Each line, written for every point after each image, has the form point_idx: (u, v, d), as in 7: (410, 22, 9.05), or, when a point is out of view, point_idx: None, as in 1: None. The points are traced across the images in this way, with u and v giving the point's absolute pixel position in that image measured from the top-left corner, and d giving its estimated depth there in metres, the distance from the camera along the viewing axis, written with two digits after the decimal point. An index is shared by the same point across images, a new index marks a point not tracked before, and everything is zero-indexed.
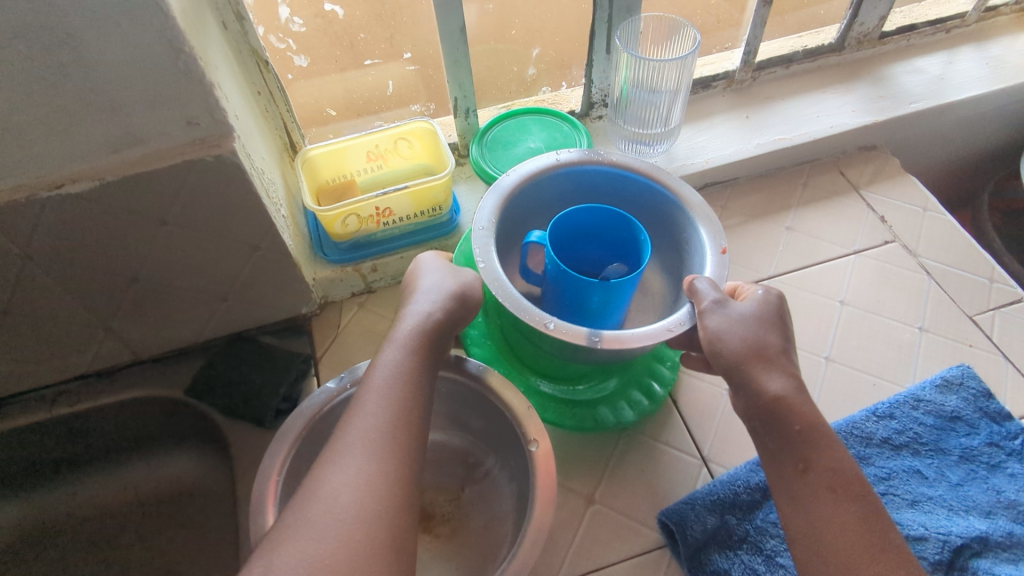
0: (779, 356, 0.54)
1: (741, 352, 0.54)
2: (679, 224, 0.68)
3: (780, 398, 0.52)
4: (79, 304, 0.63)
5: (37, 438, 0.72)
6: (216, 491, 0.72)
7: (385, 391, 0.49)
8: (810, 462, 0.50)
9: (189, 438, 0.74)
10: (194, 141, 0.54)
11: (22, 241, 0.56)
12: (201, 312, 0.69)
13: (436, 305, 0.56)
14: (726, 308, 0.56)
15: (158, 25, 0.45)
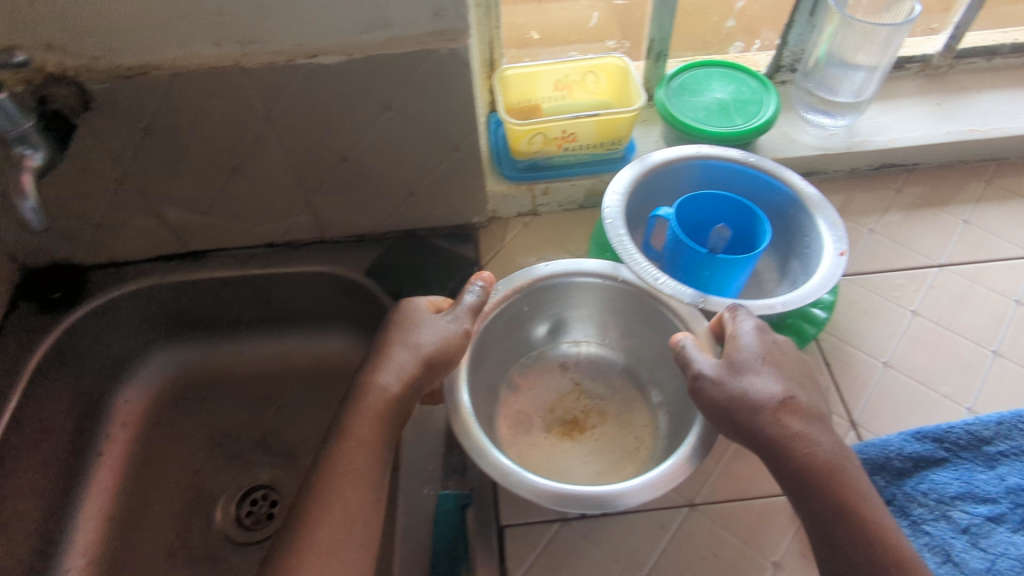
0: (777, 416, 0.51)
1: (736, 416, 0.51)
2: (803, 227, 0.67)
3: (793, 446, 0.49)
4: (292, 175, 0.69)
5: (224, 294, 0.79)
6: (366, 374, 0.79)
7: (348, 489, 0.50)
8: (835, 546, 0.47)
9: (351, 318, 0.80)
10: (434, 33, 0.58)
11: (268, 104, 0.62)
12: (389, 203, 0.74)
13: (398, 378, 0.54)
14: (706, 375, 0.53)
15: None
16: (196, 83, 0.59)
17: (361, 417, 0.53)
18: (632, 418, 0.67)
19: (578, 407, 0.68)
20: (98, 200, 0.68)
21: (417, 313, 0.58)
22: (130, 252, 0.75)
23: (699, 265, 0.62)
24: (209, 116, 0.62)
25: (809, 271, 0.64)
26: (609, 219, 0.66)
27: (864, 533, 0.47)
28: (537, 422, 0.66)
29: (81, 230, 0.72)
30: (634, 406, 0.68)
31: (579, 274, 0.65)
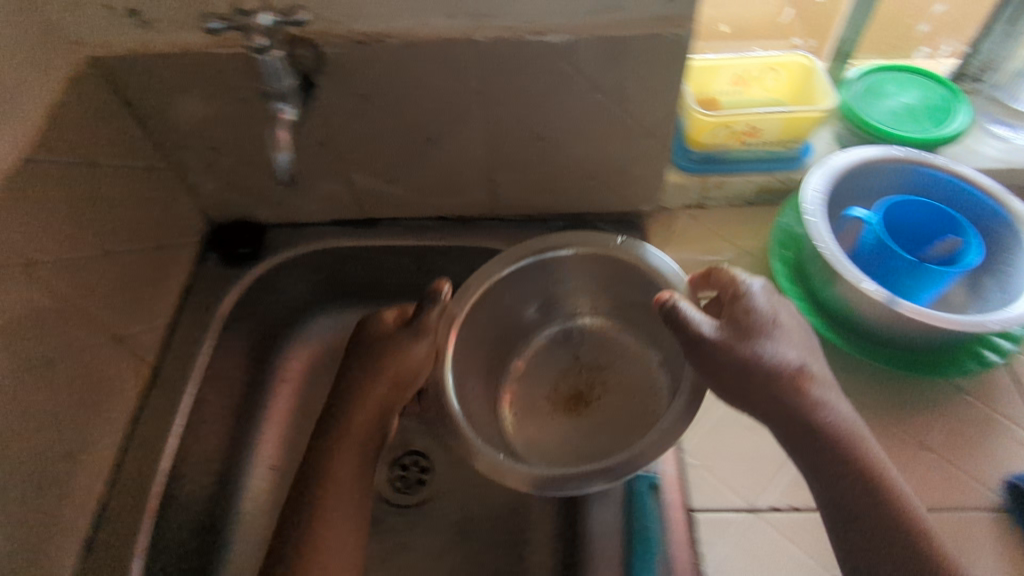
0: (768, 371, 0.52)
1: (717, 367, 0.52)
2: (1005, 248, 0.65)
3: (802, 408, 0.52)
4: (483, 150, 0.71)
5: (393, 262, 0.81)
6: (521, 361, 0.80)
7: (348, 450, 0.59)
8: (859, 521, 0.49)
9: None
10: (661, 18, 0.59)
11: (482, 79, 0.63)
12: (566, 185, 0.75)
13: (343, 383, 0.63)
14: (707, 337, 0.51)
15: None
16: (423, 54, 0.60)
17: (358, 395, 0.62)
18: (635, 401, 0.65)
19: (586, 381, 0.69)
20: (297, 162, 0.71)
21: (396, 317, 0.66)
22: (312, 215, 0.78)
23: (899, 268, 0.62)
24: (424, 87, 0.63)
25: (1013, 290, 0.62)
26: (807, 206, 0.67)
27: (878, 493, 0.49)
28: (544, 403, 0.68)
29: (271, 190, 0.75)
30: (634, 369, 0.68)
31: (552, 252, 0.66)
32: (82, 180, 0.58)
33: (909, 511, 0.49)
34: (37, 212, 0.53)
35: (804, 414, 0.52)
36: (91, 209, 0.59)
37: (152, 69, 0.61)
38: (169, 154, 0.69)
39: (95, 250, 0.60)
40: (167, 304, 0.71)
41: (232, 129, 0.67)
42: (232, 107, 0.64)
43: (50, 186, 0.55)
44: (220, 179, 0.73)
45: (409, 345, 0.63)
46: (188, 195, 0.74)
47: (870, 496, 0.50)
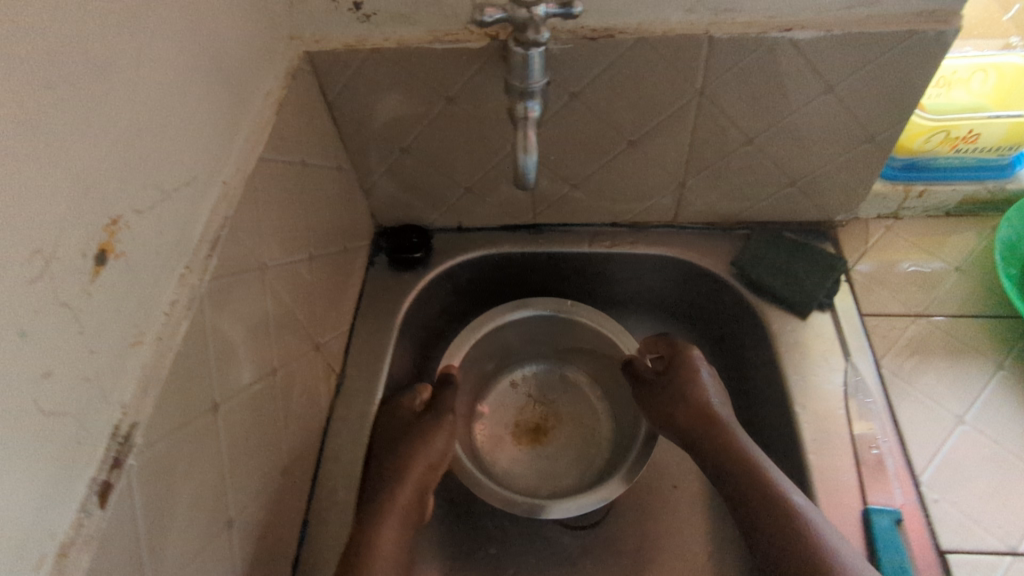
0: (692, 414, 0.62)
1: (694, 424, 0.62)
2: None
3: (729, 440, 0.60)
4: (684, 155, 0.67)
5: (561, 269, 0.78)
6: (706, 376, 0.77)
7: (389, 516, 0.55)
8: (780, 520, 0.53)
9: (687, 306, 0.79)
10: (923, 13, 0.54)
11: (708, 79, 0.59)
12: (760, 192, 0.71)
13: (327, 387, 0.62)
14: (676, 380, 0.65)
15: None
16: (656, 51, 0.56)
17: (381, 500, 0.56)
18: (590, 431, 0.78)
19: (538, 415, 0.79)
20: (485, 163, 0.68)
21: (464, 341, 0.73)
22: (485, 219, 0.75)
23: None
24: (642, 87, 0.59)
25: None
26: None
27: (773, 513, 0.53)
28: (507, 435, 0.77)
29: (449, 192, 0.72)
30: (584, 402, 0.80)
31: (527, 309, 0.76)
32: (297, 185, 0.56)
33: (825, 549, 0.50)
34: (266, 217, 0.50)
35: (718, 451, 0.59)
36: (301, 213, 0.57)
37: (363, 66, 0.57)
38: (356, 154, 0.67)
39: (303, 256, 0.57)
40: (347, 310, 0.68)
41: (428, 129, 0.64)
42: (435, 106, 0.61)
43: (275, 189, 0.52)
44: (399, 180, 0.70)
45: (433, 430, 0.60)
46: (364, 196, 0.72)
47: (787, 531, 0.52)
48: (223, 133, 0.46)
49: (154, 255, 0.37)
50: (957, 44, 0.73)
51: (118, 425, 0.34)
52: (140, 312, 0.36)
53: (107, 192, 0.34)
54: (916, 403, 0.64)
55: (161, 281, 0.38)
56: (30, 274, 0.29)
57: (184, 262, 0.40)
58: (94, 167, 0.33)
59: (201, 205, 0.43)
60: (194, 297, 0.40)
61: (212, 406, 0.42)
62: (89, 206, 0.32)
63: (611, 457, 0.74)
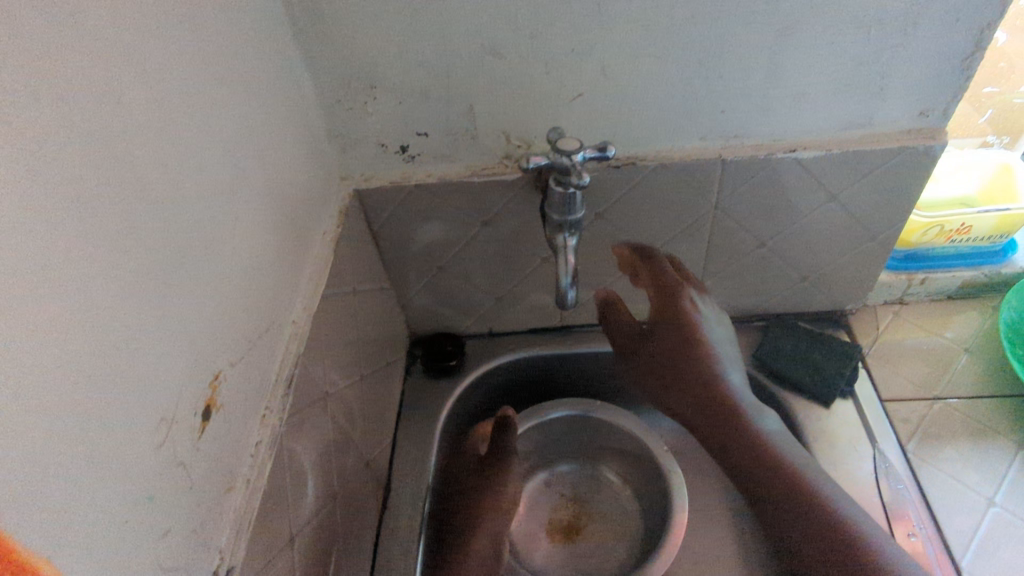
0: (695, 371, 0.67)
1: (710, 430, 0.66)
2: None
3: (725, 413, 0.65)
4: (702, 258, 0.71)
5: (588, 367, 0.82)
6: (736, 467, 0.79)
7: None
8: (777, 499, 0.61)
9: None
10: (911, 131, 0.60)
11: (722, 194, 0.64)
12: (774, 288, 0.75)
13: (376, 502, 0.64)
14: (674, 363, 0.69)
15: (986, 23, 0.51)
16: (674, 174, 0.62)
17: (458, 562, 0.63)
18: (621, 523, 0.78)
19: (568, 513, 0.80)
20: (516, 275, 0.72)
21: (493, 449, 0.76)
22: (515, 323, 0.79)
23: None
24: (662, 204, 0.65)
25: None
26: None
27: (768, 472, 0.61)
28: (541, 535, 0.78)
29: (481, 302, 0.76)
30: (613, 498, 0.80)
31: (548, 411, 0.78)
32: (348, 311, 0.60)
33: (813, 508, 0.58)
34: (327, 346, 0.54)
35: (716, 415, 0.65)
36: (352, 336, 0.60)
37: (407, 199, 0.63)
38: (396, 274, 0.71)
39: (355, 376, 0.61)
40: (389, 422, 0.71)
41: (464, 248, 0.69)
42: (472, 228, 0.66)
43: (333, 319, 0.56)
44: (435, 294, 0.75)
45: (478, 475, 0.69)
46: (401, 311, 0.76)
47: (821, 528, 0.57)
48: (292, 276, 0.50)
49: (244, 399, 0.41)
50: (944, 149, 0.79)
51: (217, 569, 0.36)
52: (233, 457, 0.39)
53: (210, 351, 0.37)
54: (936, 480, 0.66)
55: (249, 423, 0.41)
56: (157, 439, 0.32)
57: (264, 402, 0.43)
58: (201, 330, 0.36)
59: (277, 346, 0.46)
60: (274, 435, 0.43)
61: (287, 538, 0.44)
62: (198, 366, 0.36)
63: (643, 550, 0.74)
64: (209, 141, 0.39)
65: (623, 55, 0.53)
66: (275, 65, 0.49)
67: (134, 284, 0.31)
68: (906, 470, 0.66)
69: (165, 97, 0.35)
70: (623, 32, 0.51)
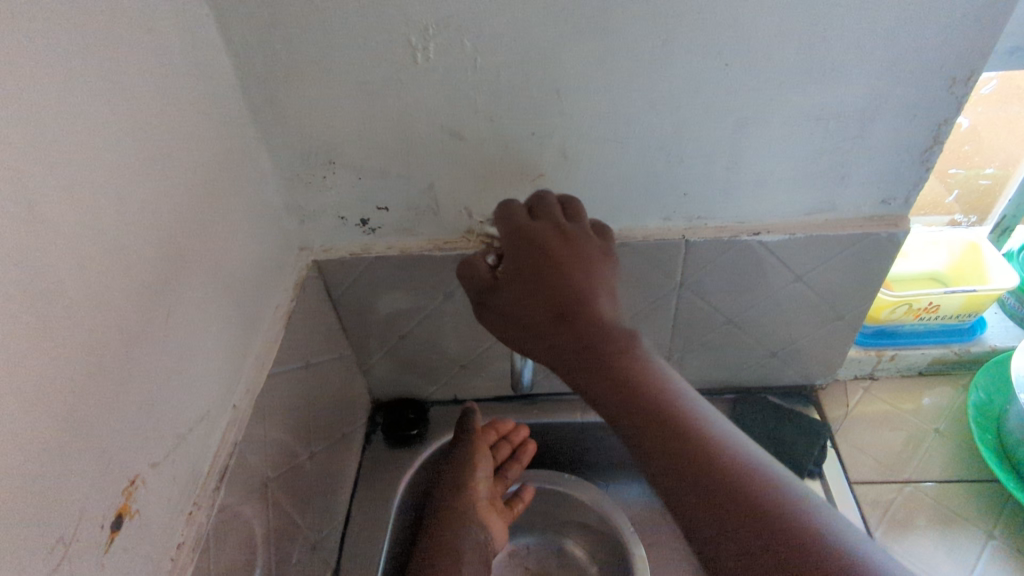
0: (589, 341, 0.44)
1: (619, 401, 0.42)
2: None
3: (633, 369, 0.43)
4: (670, 332, 0.70)
5: (555, 436, 0.80)
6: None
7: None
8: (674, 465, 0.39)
9: None
10: (873, 218, 0.60)
11: (687, 272, 0.64)
12: (743, 362, 0.74)
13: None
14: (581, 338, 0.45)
15: (943, 120, 0.51)
16: (639, 254, 0.61)
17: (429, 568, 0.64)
18: None
19: None
20: (480, 345, 0.71)
21: None
22: (481, 391, 0.77)
23: None
24: (627, 280, 0.64)
25: None
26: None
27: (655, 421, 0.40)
28: None
29: (446, 370, 0.74)
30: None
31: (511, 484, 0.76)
32: (300, 385, 0.58)
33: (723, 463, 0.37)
34: (271, 427, 0.52)
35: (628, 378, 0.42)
36: (303, 412, 0.58)
37: (368, 270, 0.62)
38: (357, 341, 0.70)
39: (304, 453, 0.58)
40: (343, 494, 0.68)
41: (427, 318, 0.67)
42: (434, 299, 0.65)
43: (280, 397, 0.54)
44: (398, 361, 0.73)
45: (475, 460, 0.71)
46: (363, 377, 0.74)
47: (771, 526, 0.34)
48: (236, 357, 0.48)
49: (167, 500, 0.39)
50: (911, 226, 0.80)
51: None
52: (149, 566, 0.37)
53: (129, 455, 0.35)
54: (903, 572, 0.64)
55: (172, 525, 0.39)
56: (53, 564, 0.30)
57: (192, 499, 0.41)
58: (120, 435, 0.35)
59: (212, 436, 0.44)
60: (200, 536, 0.41)
61: None
62: (112, 475, 0.34)
63: None
64: (145, 233, 0.38)
65: (584, 140, 0.53)
66: (227, 142, 0.48)
67: (42, 401, 0.29)
68: None
69: (92, 197, 0.33)
70: (582, 118, 0.51)
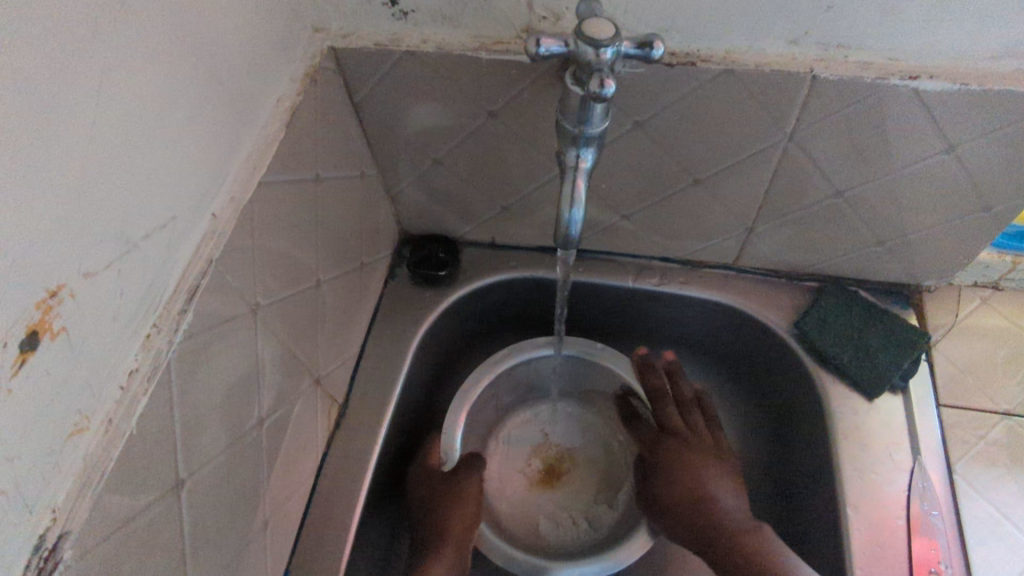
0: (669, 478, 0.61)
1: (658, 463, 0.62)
2: None
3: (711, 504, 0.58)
4: (757, 199, 0.57)
5: (599, 299, 0.71)
6: (738, 421, 0.71)
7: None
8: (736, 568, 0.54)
9: (736, 359, 0.71)
10: None
11: (802, 123, 0.49)
12: (839, 248, 0.61)
13: (325, 417, 0.57)
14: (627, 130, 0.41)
15: None
16: (746, 88, 0.46)
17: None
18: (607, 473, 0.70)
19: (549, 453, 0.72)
20: (525, 184, 0.59)
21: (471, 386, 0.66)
22: (520, 238, 0.67)
23: None
24: (721, 123, 0.50)
25: None
26: None
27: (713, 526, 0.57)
28: (516, 476, 0.71)
29: (483, 208, 0.64)
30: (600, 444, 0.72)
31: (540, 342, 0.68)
32: (305, 202, 0.49)
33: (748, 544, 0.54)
34: (263, 248, 0.44)
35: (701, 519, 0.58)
36: (307, 234, 0.50)
37: (396, 69, 0.49)
38: (382, 160, 0.59)
39: (307, 281, 0.51)
40: (356, 328, 0.62)
41: (466, 142, 0.56)
42: (475, 119, 0.53)
43: (277, 213, 0.45)
44: (428, 190, 0.62)
45: (453, 500, 0.59)
46: (388, 202, 0.64)
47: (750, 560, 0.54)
48: (218, 156, 0.39)
49: (110, 318, 0.31)
50: None
51: (44, 535, 0.29)
52: (86, 391, 0.30)
53: (45, 259, 0.27)
54: (980, 508, 0.55)
55: (118, 347, 0.32)
56: None
57: (150, 320, 0.34)
58: (26, 233, 0.26)
59: (179, 249, 0.36)
60: (159, 365, 0.34)
61: (174, 486, 0.36)
62: (15, 281, 0.26)
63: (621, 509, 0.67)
64: None
65: None
66: None
67: None
68: (945, 489, 0.56)
69: None
70: None
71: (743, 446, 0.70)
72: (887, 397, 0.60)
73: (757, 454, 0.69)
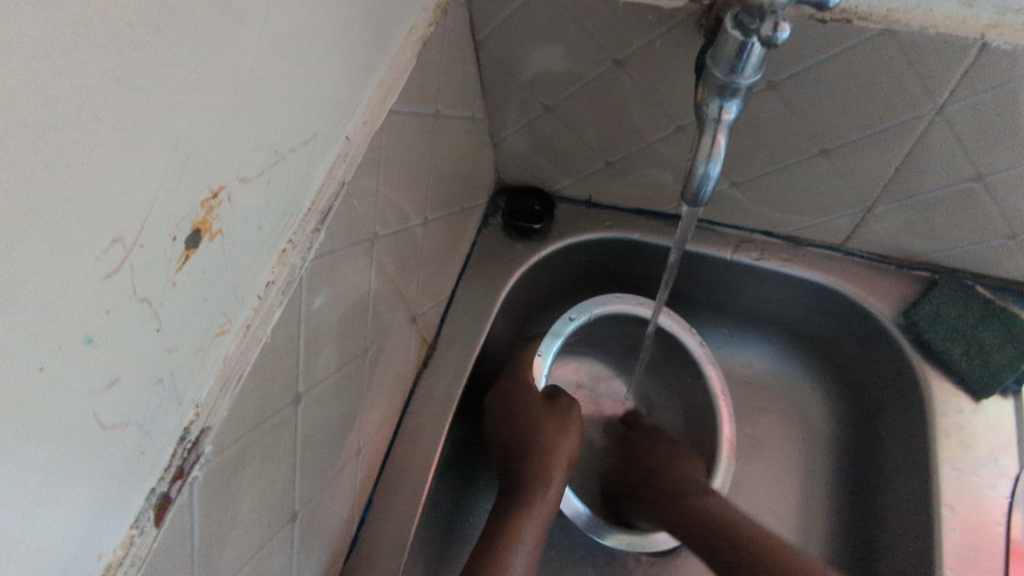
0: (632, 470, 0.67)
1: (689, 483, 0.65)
2: None
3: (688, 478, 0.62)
4: (884, 178, 0.54)
5: (690, 270, 0.69)
6: (821, 407, 0.70)
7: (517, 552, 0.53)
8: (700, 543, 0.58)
9: (827, 346, 0.69)
10: None
11: (955, 96, 0.45)
12: (965, 239, 0.57)
13: (417, 355, 0.58)
14: (728, 120, 0.39)
15: None
16: (902, 51, 0.43)
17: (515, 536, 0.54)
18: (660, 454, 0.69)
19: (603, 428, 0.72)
20: (635, 141, 0.57)
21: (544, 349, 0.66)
22: (618, 198, 0.66)
23: None
24: (862, 90, 0.47)
25: None
26: None
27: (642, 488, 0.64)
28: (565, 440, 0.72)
29: (586, 163, 0.62)
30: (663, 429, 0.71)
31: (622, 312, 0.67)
32: (423, 137, 0.48)
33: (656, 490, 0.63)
34: (385, 177, 0.44)
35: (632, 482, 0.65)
36: (421, 170, 0.50)
37: (525, 8, 0.48)
38: (493, 104, 0.58)
39: (414, 218, 0.51)
40: (450, 273, 0.63)
41: (583, 90, 0.54)
42: (598, 67, 0.51)
43: (399, 144, 0.45)
44: (534, 140, 0.61)
45: (559, 436, 0.60)
46: (492, 149, 0.64)
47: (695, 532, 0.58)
48: (356, 78, 0.38)
49: (256, 226, 0.32)
50: None
51: (188, 428, 0.30)
52: (232, 296, 0.31)
53: (213, 157, 0.28)
54: None
55: (261, 257, 0.33)
56: (105, 267, 0.23)
57: (288, 235, 0.35)
58: (200, 130, 0.26)
59: (317, 169, 0.36)
60: (292, 279, 0.35)
61: (293, 399, 0.38)
62: (187, 175, 0.26)
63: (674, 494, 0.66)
64: None
65: None
66: None
67: (75, 42, 0.20)
68: None
69: None
70: None
71: (826, 434, 0.69)
72: (997, 401, 0.57)
73: (843, 440, 0.67)
